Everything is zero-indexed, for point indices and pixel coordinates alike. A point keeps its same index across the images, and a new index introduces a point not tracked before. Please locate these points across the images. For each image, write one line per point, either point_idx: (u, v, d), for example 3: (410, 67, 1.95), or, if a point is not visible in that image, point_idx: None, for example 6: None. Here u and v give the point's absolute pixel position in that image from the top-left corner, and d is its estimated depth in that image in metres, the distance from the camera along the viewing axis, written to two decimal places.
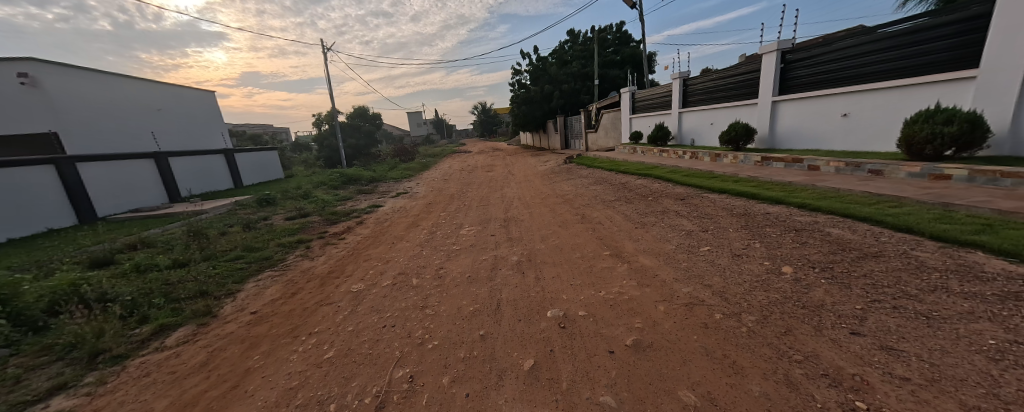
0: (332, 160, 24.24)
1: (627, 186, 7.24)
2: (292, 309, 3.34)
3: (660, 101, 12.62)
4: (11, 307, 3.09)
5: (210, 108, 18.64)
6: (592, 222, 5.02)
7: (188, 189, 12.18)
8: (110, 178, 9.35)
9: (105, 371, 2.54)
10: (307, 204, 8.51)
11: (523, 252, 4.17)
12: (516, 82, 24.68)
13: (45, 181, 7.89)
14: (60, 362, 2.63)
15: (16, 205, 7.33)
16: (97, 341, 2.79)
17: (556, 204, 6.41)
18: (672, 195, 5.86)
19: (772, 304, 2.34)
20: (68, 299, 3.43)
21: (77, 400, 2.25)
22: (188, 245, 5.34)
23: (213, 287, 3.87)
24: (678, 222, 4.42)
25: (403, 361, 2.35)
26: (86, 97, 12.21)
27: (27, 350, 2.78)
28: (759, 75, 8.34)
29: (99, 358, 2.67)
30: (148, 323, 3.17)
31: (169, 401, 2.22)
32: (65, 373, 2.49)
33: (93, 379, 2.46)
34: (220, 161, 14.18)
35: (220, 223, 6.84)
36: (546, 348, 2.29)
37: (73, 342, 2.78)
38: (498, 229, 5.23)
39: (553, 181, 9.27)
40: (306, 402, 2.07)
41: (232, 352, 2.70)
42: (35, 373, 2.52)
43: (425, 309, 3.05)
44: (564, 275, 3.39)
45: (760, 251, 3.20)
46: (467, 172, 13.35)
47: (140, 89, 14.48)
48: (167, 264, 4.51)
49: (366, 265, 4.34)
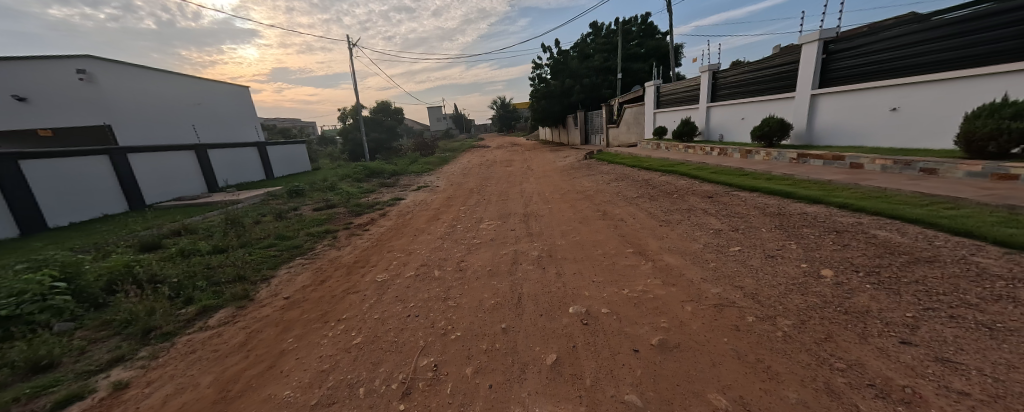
0: (356, 154, 24.88)
1: (651, 182, 7.06)
2: (321, 296, 3.48)
3: (687, 95, 12.16)
4: (75, 286, 3.42)
5: (245, 104, 19.54)
6: (613, 219, 4.91)
7: (224, 179, 12.90)
8: (156, 168, 10.04)
9: (157, 347, 2.74)
10: (333, 196, 8.80)
11: (543, 247, 4.16)
12: (535, 77, 24.39)
13: (100, 170, 8.56)
14: (117, 337, 2.86)
15: (77, 193, 8.04)
16: (149, 319, 3.01)
17: (576, 200, 6.33)
18: (699, 193, 5.67)
19: (811, 308, 2.22)
20: (123, 279, 3.74)
21: (133, 371, 2.46)
22: (226, 232, 5.66)
23: (250, 272, 4.09)
24: (706, 220, 4.26)
25: (427, 350, 2.41)
26: (134, 93, 13.11)
27: (89, 324, 3.05)
28: (797, 67, 7.88)
29: (151, 335, 2.88)
30: (193, 304, 3.39)
31: (212, 377, 2.37)
32: (122, 346, 2.72)
33: (146, 354, 2.66)
34: (254, 154, 14.89)
35: (254, 213, 7.19)
36: (568, 344, 2.29)
37: (129, 319, 3.02)
38: (518, 224, 5.23)
39: (574, 176, 9.17)
40: (337, 384, 2.16)
41: (267, 334, 2.85)
42: (98, 345, 2.76)
43: (447, 301, 3.09)
44: (585, 271, 3.36)
45: (797, 253, 3.04)
46: (486, 167, 13.43)
47: (184, 86, 15.40)
48: (207, 249, 4.80)
49: (389, 256, 4.46)
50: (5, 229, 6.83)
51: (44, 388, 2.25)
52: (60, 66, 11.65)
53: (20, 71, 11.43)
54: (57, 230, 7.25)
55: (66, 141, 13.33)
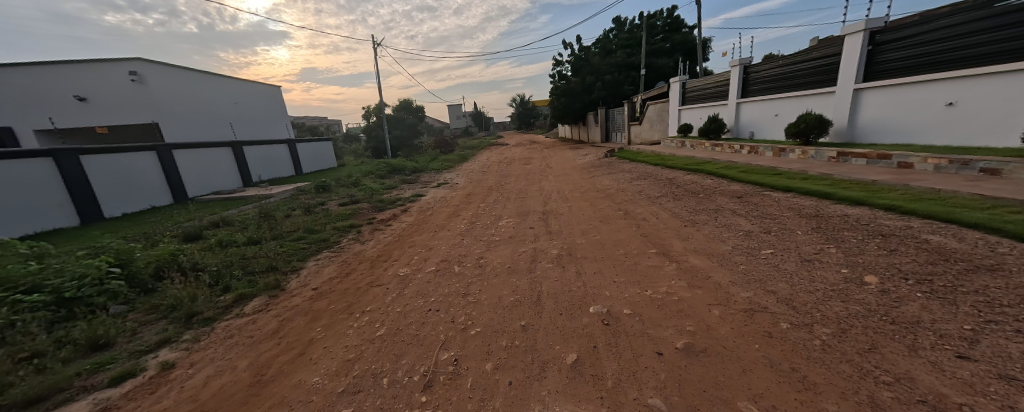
0: (379, 151, 25.51)
1: (676, 181, 6.84)
2: (347, 288, 3.59)
3: (716, 91, 11.69)
4: (127, 272, 3.70)
5: (276, 102, 20.41)
6: (635, 218, 4.79)
7: (258, 175, 13.58)
8: (197, 164, 10.69)
9: (199, 331, 2.93)
10: (357, 192, 9.06)
11: (563, 245, 4.11)
12: (556, 73, 24.14)
13: (149, 165, 9.20)
14: (164, 320, 3.07)
15: (129, 186, 8.68)
16: (192, 304, 3.21)
17: (596, 199, 6.22)
18: (727, 193, 5.44)
19: (852, 317, 2.08)
20: (169, 267, 4.01)
21: (179, 353, 2.64)
22: (259, 225, 5.95)
23: (281, 263, 4.27)
24: (735, 221, 4.09)
25: (448, 344, 2.43)
26: (179, 93, 13.97)
27: (140, 307, 3.29)
28: (838, 60, 7.42)
29: (194, 319, 3.08)
30: (231, 292, 3.58)
31: (248, 361, 2.50)
32: (169, 329, 2.93)
33: (189, 337, 2.85)
34: (285, 150, 15.55)
35: (285, 207, 7.51)
36: (589, 344, 2.26)
37: (174, 304, 3.24)
38: (537, 222, 5.20)
39: (594, 174, 9.03)
40: (362, 374, 2.23)
41: (297, 323, 2.97)
42: (148, 327, 2.98)
43: (467, 296, 3.12)
44: (606, 271, 3.30)
45: (836, 258, 2.86)
46: (506, 165, 13.45)
47: (223, 86, 16.26)
48: (243, 240, 5.05)
49: (410, 251, 4.55)
50: (69, 218, 7.46)
51: (101, 365, 2.47)
52: (113, 68, 12.67)
53: (81, 73, 12.61)
54: (112, 220, 7.86)
55: (118, 137, 14.37)
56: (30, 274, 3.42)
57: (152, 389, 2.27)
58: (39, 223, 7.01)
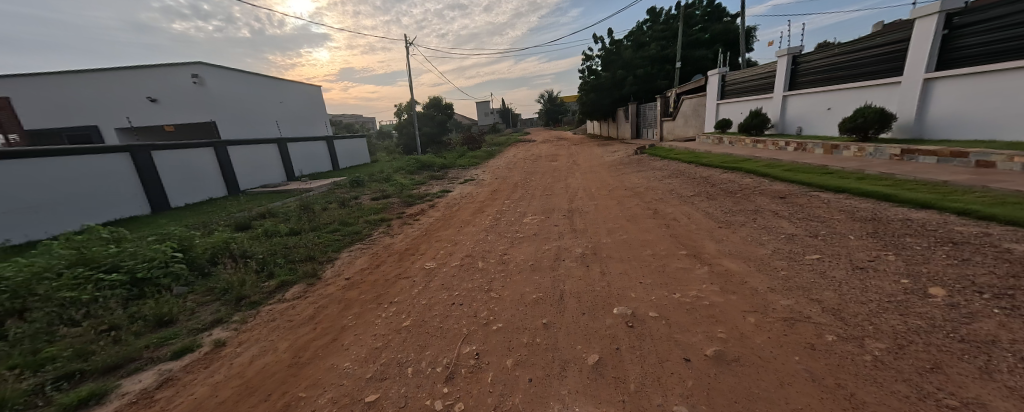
0: (409, 147, 26.17)
1: (711, 180, 6.51)
2: (376, 278, 3.71)
3: (759, 84, 10.98)
4: (187, 257, 4.08)
5: (317, 102, 21.51)
6: (665, 218, 4.61)
7: (298, 170, 14.39)
8: (246, 159, 11.56)
9: (246, 313, 3.15)
10: (388, 187, 9.34)
11: (588, 244, 4.02)
12: (586, 68, 23.65)
13: (206, 161, 10.11)
14: (218, 302, 3.36)
15: (191, 179, 9.62)
16: (241, 288, 3.46)
17: (624, 197, 6.04)
18: (768, 193, 5.11)
19: (913, 332, 1.88)
20: (223, 253, 4.34)
21: (229, 332, 2.88)
22: (299, 217, 6.29)
23: (318, 253, 4.49)
24: (776, 223, 3.82)
25: (470, 338, 2.45)
26: (234, 94, 15.07)
27: (198, 289, 3.60)
28: (905, 47, 6.72)
29: (242, 302, 3.31)
30: (274, 278, 3.81)
31: (287, 344, 2.65)
32: (221, 310, 3.19)
33: (238, 318, 3.08)
34: (323, 147, 16.33)
35: (322, 200, 7.88)
36: (612, 345, 2.19)
37: (226, 288, 3.52)
38: (562, 220, 5.12)
39: (623, 172, 8.79)
40: (388, 362, 2.29)
41: (330, 310, 3.10)
42: (204, 308, 3.27)
43: (490, 292, 3.12)
44: (632, 271, 3.19)
45: (895, 266, 2.60)
46: (532, 161, 13.40)
47: (271, 87, 17.35)
48: (284, 231, 5.36)
49: (437, 245, 4.62)
50: (142, 207, 8.35)
51: (166, 340, 2.77)
52: (179, 71, 13.89)
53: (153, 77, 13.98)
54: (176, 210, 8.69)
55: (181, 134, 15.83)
56: (110, 255, 3.87)
57: (206, 364, 2.50)
58: (119, 211, 7.87)
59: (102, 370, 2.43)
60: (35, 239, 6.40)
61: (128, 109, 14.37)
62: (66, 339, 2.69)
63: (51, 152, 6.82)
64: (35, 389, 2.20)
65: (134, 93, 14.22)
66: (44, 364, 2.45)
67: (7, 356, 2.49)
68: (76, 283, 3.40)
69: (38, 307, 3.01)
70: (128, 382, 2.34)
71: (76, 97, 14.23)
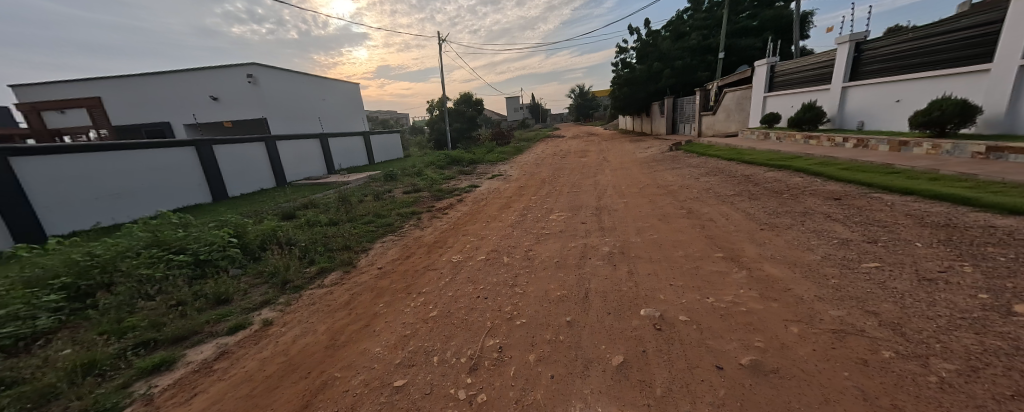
0: (439, 142, 26.68)
1: (754, 178, 6.12)
2: (406, 269, 3.83)
3: (812, 74, 10.09)
4: (241, 242, 4.44)
5: (355, 99, 22.51)
6: (700, 218, 4.38)
7: (338, 164, 15.12)
8: (291, 153, 12.31)
9: (290, 296, 3.37)
10: (419, 181, 9.58)
11: (616, 242, 3.91)
12: (619, 61, 22.93)
13: (258, 154, 10.89)
14: (267, 284, 3.62)
15: (245, 171, 10.41)
16: (286, 273, 3.70)
17: (657, 195, 5.81)
18: (819, 193, 4.72)
19: (990, 353, 1.65)
20: (272, 240, 4.66)
21: (275, 312, 3.10)
22: (337, 208, 6.61)
23: (353, 242, 4.69)
24: (827, 227, 3.52)
25: (494, 331, 2.46)
26: (283, 92, 16.26)
27: (250, 272, 3.90)
28: (999, 29, 5.88)
29: (287, 286, 3.54)
30: (314, 264, 4.04)
31: (324, 327, 2.78)
32: (269, 292, 3.43)
33: (283, 300, 3.30)
34: (360, 141, 17.02)
35: (358, 193, 8.22)
36: (638, 347, 2.11)
37: (275, 272, 3.78)
38: (590, 217, 5.01)
39: (655, 169, 8.48)
40: (416, 349, 2.36)
41: (363, 297, 3.23)
42: (254, 290, 3.53)
43: (514, 287, 3.12)
44: (662, 272, 3.06)
45: (971, 279, 2.30)
46: (561, 157, 13.25)
47: (315, 85, 18.46)
48: (324, 221, 5.65)
49: (464, 239, 4.68)
50: (204, 196, 9.13)
51: (224, 316, 3.04)
52: (236, 71, 15.14)
53: (215, 77, 15.34)
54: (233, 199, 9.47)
55: (237, 130, 17.25)
56: (178, 237, 4.29)
57: (255, 340, 2.71)
58: (186, 199, 8.67)
59: (171, 340, 2.73)
60: (120, 222, 7.23)
61: (194, 107, 15.76)
62: (143, 311, 3.05)
63: (137, 146, 7.68)
64: (119, 353, 2.54)
65: (199, 93, 15.58)
66: (127, 331, 2.81)
67: (100, 324, 2.89)
68: (152, 261, 3.83)
69: (122, 282, 3.44)
70: (192, 352, 2.61)
71: (150, 96, 15.78)
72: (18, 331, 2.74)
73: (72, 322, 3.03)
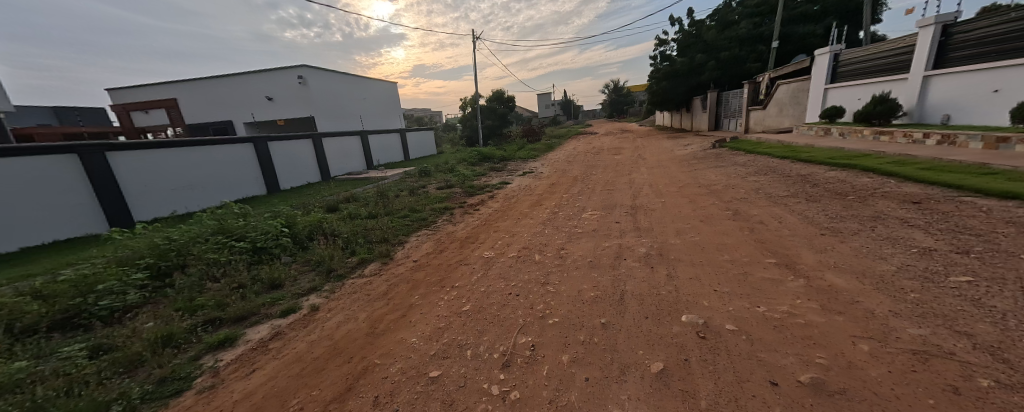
0: (471, 139, 27.03)
1: (811, 179, 5.62)
2: (440, 263, 3.89)
3: (885, 63, 9.06)
4: (292, 232, 4.74)
5: (393, 97, 23.31)
6: (748, 220, 4.09)
7: (376, 160, 15.77)
8: (335, 149, 12.99)
9: (334, 284, 3.54)
10: (452, 178, 9.74)
11: (654, 244, 3.74)
12: (659, 54, 21.95)
13: (306, 150, 11.59)
14: (313, 272, 3.84)
15: (295, 166, 11.12)
16: (330, 263, 3.90)
17: (699, 195, 5.50)
18: (892, 196, 4.23)
19: None
20: (317, 230, 4.93)
21: (322, 298, 3.27)
22: (375, 202, 6.88)
23: (391, 235, 4.85)
24: (904, 234, 3.14)
25: (526, 329, 2.43)
26: (328, 92, 17.20)
27: (298, 260, 4.16)
28: None
29: (331, 274, 3.73)
30: (355, 255, 4.22)
31: (364, 316, 2.90)
32: (315, 279, 3.63)
33: (328, 288, 3.48)
34: (397, 138, 17.63)
35: (395, 188, 8.51)
36: (680, 356, 2.00)
37: (320, 261, 4.00)
38: (625, 216, 4.84)
39: (696, 167, 8.04)
40: (450, 342, 2.38)
41: (400, 289, 3.33)
42: (302, 277, 3.75)
43: (546, 285, 3.07)
44: (705, 277, 2.88)
45: None
46: (593, 154, 12.95)
47: (357, 85, 19.34)
48: (363, 214, 5.90)
49: (495, 236, 4.69)
50: (259, 188, 9.87)
51: (277, 299, 3.26)
52: (288, 73, 16.20)
53: (270, 79, 16.51)
54: (284, 192, 10.17)
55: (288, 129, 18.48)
56: (238, 225, 4.66)
57: (304, 324, 2.87)
58: (244, 192, 9.42)
59: (233, 319, 2.97)
60: (191, 211, 8.01)
61: (252, 107, 17.07)
62: (210, 292, 3.35)
63: (206, 142, 8.45)
64: (190, 329, 2.80)
65: (256, 93, 16.84)
66: (197, 309, 3.10)
67: (176, 301, 3.22)
68: (217, 246, 4.20)
69: (193, 265, 3.81)
70: (250, 332, 2.82)
71: (215, 97, 17.30)
72: (113, 304, 3.13)
73: (154, 297, 3.41)
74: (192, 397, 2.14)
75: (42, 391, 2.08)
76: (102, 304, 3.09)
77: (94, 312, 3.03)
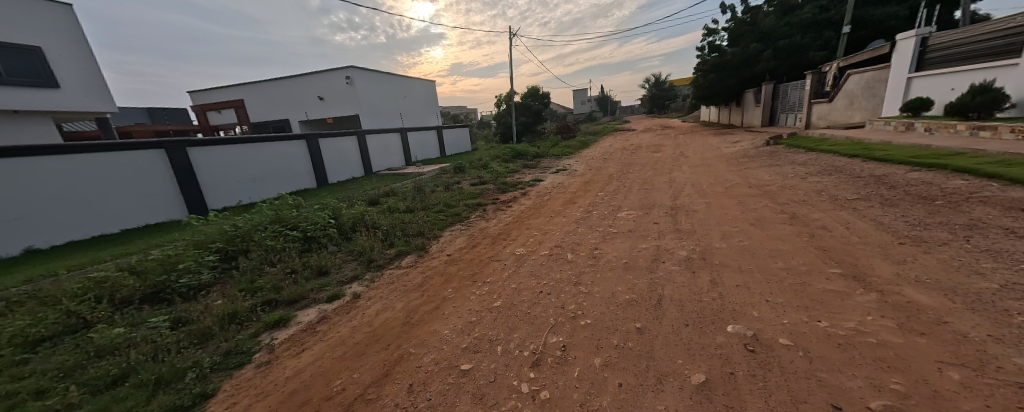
0: (505, 136, 27.12)
1: (886, 180, 5.00)
2: (472, 258, 3.92)
3: (987, 46, 7.83)
4: (339, 223, 5.01)
5: (431, 95, 23.95)
6: (807, 225, 3.71)
7: (414, 156, 16.29)
8: (377, 146, 13.59)
9: (374, 274, 3.69)
10: (485, 174, 9.82)
11: (696, 247, 3.51)
12: (706, 45, 20.64)
13: (351, 146, 12.22)
14: (356, 261, 4.02)
15: (341, 161, 11.77)
16: (371, 254, 4.06)
17: (749, 196, 5.10)
18: (992, 202, 3.64)
19: None
20: (360, 222, 5.17)
21: (363, 286, 3.42)
22: (412, 197, 7.10)
23: (426, 229, 4.97)
24: (1010, 247, 2.68)
25: (557, 329, 2.37)
26: (372, 91, 18.01)
27: (343, 249, 4.38)
28: None
29: (371, 264, 3.89)
30: (394, 247, 4.37)
31: (401, 305, 2.98)
32: (357, 269, 3.80)
33: (369, 277, 3.63)
34: (434, 135, 18.10)
35: (431, 183, 8.72)
36: (726, 369, 1.84)
37: (362, 251, 4.18)
38: (663, 217, 4.60)
39: (745, 166, 7.47)
40: (480, 337, 2.38)
41: (434, 281, 3.39)
42: (345, 266, 3.94)
43: (578, 285, 2.98)
44: (755, 285, 2.65)
45: None
46: (630, 152, 12.48)
47: (398, 84, 20.07)
48: (402, 208, 6.10)
49: (527, 233, 4.65)
50: (310, 182, 10.56)
51: (324, 286, 3.45)
52: (337, 74, 17.16)
53: (320, 80, 17.58)
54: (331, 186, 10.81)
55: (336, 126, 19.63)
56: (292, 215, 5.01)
57: (347, 310, 3.01)
58: (298, 185, 10.13)
59: (287, 301, 3.19)
60: (254, 201, 8.75)
61: (305, 106, 18.32)
62: (268, 275, 3.63)
63: (266, 139, 9.17)
64: (252, 308, 3.05)
65: (308, 93, 18.04)
66: (257, 291, 3.37)
67: (240, 282, 3.52)
68: (275, 234, 4.54)
69: (255, 250, 4.15)
70: (301, 314, 3.01)
71: (274, 97, 18.76)
72: (190, 282, 3.49)
73: (223, 278, 3.75)
74: (252, 369, 2.32)
75: (134, 355, 2.38)
76: (181, 282, 3.46)
77: (175, 289, 3.39)
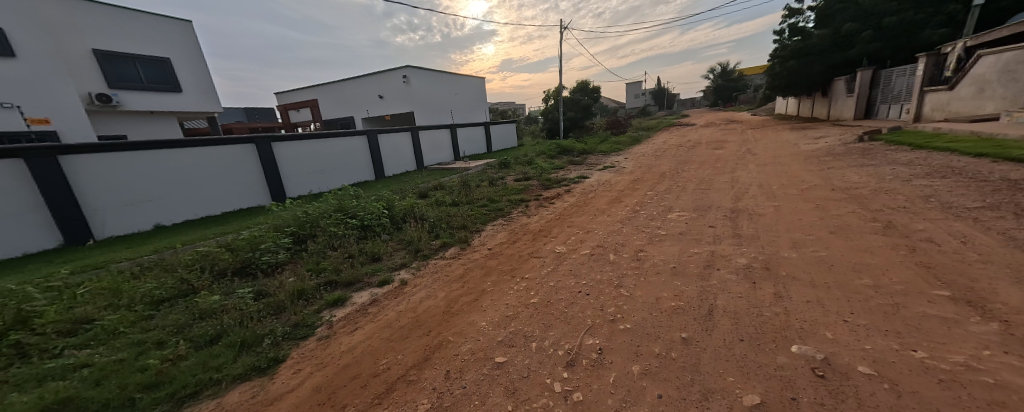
0: (552, 131, 26.78)
1: (1021, 186, 4.07)
2: (512, 253, 3.92)
3: None
4: (391, 213, 5.31)
5: (481, 92, 24.41)
6: (904, 237, 3.15)
7: (463, 152, 16.74)
8: (428, 141, 14.16)
9: (420, 263, 3.85)
10: (530, 170, 9.78)
11: (757, 255, 3.15)
12: (785, 29, 18.45)
13: (405, 142, 12.88)
14: (405, 250, 4.23)
15: (395, 155, 12.46)
16: (418, 244, 4.24)
17: (828, 201, 4.46)
18: None
19: None
20: (410, 214, 5.44)
21: (410, 274, 3.59)
22: (458, 190, 7.31)
23: (470, 223, 5.07)
24: None
25: (594, 331, 2.27)
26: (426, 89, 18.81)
27: (394, 238, 4.63)
28: None
29: (417, 254, 4.07)
30: (439, 239, 4.52)
31: (443, 294, 3.08)
32: (405, 257, 3.99)
33: (416, 265, 3.80)
34: (482, 131, 18.43)
35: (477, 178, 8.89)
36: (788, 392, 1.62)
37: (410, 241, 4.38)
38: (721, 220, 4.20)
39: (825, 166, 6.55)
40: (516, 332, 2.36)
41: (474, 274, 3.45)
42: (394, 254, 4.16)
43: (619, 288, 2.83)
44: (830, 302, 2.30)
45: None
46: (685, 148, 11.62)
47: (450, 81, 20.73)
48: (448, 201, 6.31)
49: (568, 231, 4.53)
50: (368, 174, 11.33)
51: (377, 271, 3.68)
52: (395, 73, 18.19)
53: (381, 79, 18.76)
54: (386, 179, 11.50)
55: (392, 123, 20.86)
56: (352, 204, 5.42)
57: (395, 295, 3.18)
58: (358, 177, 10.92)
59: (345, 283, 3.45)
60: (322, 191, 9.63)
61: (366, 104, 19.72)
62: (331, 258, 3.96)
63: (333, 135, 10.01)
64: (317, 287, 3.35)
65: (370, 92, 19.36)
66: (322, 272, 3.69)
67: (308, 262, 3.89)
68: (337, 221, 4.94)
69: (321, 235, 4.55)
70: (357, 295, 3.23)
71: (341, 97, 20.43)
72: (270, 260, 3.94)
73: (296, 258, 4.16)
74: (314, 341, 2.55)
75: (228, 319, 2.74)
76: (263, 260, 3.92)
77: (259, 265, 3.85)
